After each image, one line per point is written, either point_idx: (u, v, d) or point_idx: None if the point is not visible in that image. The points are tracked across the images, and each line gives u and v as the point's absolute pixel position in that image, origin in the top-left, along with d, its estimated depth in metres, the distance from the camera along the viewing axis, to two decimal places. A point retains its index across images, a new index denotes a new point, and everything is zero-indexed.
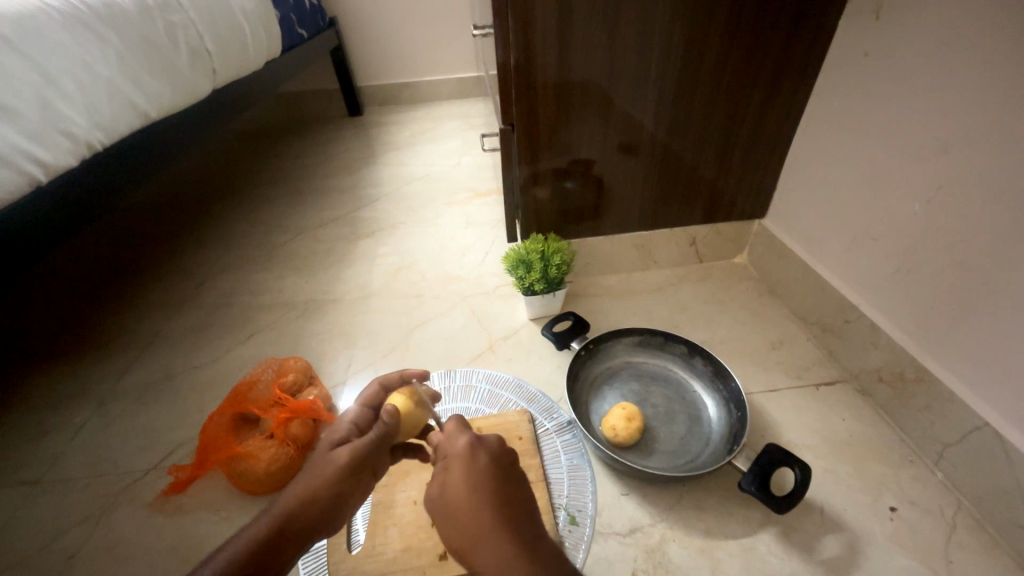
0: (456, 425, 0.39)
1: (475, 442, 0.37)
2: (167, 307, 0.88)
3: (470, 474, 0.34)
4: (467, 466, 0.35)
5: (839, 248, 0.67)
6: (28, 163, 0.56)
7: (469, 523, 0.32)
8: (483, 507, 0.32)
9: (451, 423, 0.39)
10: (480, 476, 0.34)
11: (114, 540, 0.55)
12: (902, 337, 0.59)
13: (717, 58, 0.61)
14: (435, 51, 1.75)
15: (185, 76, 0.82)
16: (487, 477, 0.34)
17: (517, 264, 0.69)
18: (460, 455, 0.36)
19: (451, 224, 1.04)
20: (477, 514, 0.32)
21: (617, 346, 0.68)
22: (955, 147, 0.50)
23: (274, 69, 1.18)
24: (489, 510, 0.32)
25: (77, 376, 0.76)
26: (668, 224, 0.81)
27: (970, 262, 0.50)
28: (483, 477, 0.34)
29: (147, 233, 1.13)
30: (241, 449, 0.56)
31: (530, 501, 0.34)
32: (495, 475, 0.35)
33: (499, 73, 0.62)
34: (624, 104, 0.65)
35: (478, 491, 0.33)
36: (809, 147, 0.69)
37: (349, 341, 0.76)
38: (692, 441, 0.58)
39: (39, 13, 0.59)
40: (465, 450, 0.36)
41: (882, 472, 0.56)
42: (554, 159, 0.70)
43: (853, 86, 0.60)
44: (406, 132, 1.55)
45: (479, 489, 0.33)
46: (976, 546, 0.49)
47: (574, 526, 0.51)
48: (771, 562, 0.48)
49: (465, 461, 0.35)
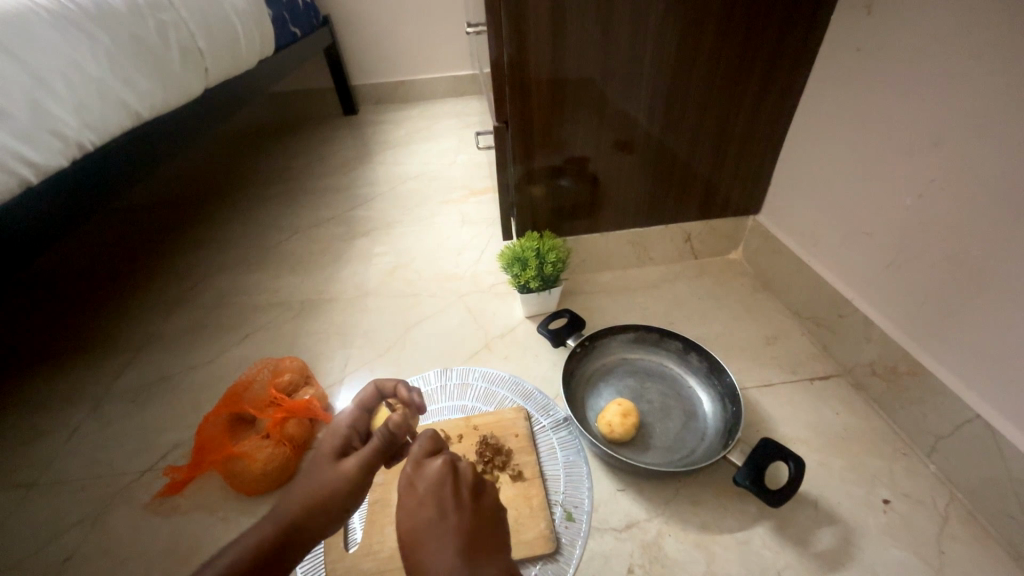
0: (421, 442, 0.38)
1: (415, 474, 0.36)
2: (161, 308, 0.88)
3: (406, 513, 0.34)
4: (405, 503, 0.35)
5: (833, 242, 0.67)
6: (19, 164, 0.56)
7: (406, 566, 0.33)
8: (416, 547, 0.33)
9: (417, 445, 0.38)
10: (414, 516, 0.34)
11: (110, 542, 0.55)
12: (896, 331, 0.59)
13: (711, 53, 0.61)
14: (430, 49, 1.74)
15: (177, 75, 0.82)
16: (421, 516, 0.34)
17: (513, 262, 0.69)
18: (401, 491, 0.36)
19: (447, 222, 1.04)
20: (412, 554, 0.33)
21: (613, 343, 0.68)
22: (948, 141, 0.50)
23: (267, 68, 1.18)
24: (420, 551, 0.32)
25: (71, 378, 0.76)
26: (663, 220, 0.81)
27: (962, 256, 0.50)
28: (418, 515, 0.34)
29: (141, 233, 1.12)
30: (237, 449, 0.56)
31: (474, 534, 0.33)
32: (431, 511, 0.34)
33: (493, 69, 0.62)
34: (618, 101, 0.65)
35: (413, 530, 0.33)
36: (803, 143, 0.69)
37: (345, 340, 0.76)
38: (688, 437, 0.59)
39: (26, 13, 0.59)
40: (404, 486, 0.36)
41: (875, 465, 0.56)
42: (549, 156, 0.70)
43: (846, 81, 0.60)
44: (402, 131, 1.55)
45: (413, 529, 0.33)
46: (968, 537, 0.50)
47: (571, 521, 0.51)
48: (766, 556, 0.49)
49: (404, 498, 0.35)
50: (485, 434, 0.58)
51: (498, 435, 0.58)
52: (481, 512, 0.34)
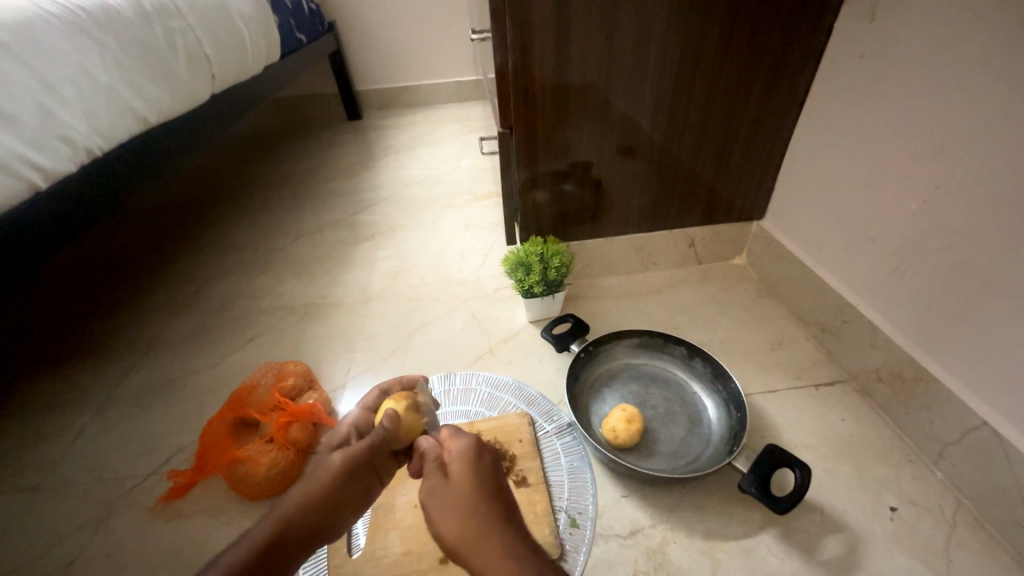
0: (451, 429, 0.39)
1: (479, 442, 0.38)
2: (165, 312, 0.88)
3: (475, 469, 0.36)
4: (472, 462, 0.36)
5: (837, 248, 0.67)
6: (28, 169, 0.56)
7: (471, 514, 0.33)
8: (486, 498, 0.34)
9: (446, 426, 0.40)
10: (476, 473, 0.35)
11: (114, 546, 0.55)
12: (901, 337, 0.59)
13: (714, 59, 0.62)
14: (434, 55, 1.75)
15: (183, 80, 0.82)
16: (493, 475, 0.36)
17: (516, 266, 0.69)
18: (466, 451, 0.37)
19: (450, 226, 1.04)
20: (482, 505, 0.33)
21: (616, 348, 0.68)
22: (951, 147, 0.50)
23: (273, 74, 1.19)
24: (491, 503, 0.33)
25: (75, 381, 0.76)
26: (666, 225, 0.81)
27: (967, 262, 0.50)
28: (490, 473, 0.35)
29: (145, 237, 1.13)
30: (242, 453, 0.56)
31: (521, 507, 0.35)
32: (500, 474, 0.36)
33: (497, 75, 0.62)
34: (622, 107, 0.65)
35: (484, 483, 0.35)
36: (806, 148, 0.69)
37: (349, 344, 0.77)
38: (692, 443, 0.58)
39: (37, 20, 0.60)
40: (470, 447, 0.37)
41: (881, 472, 0.56)
42: (553, 161, 0.71)
43: (849, 87, 0.61)
44: (405, 135, 1.56)
45: (486, 482, 0.35)
46: (976, 545, 0.50)
47: (575, 528, 0.51)
48: (772, 563, 0.48)
49: (470, 458, 0.36)
50: (489, 440, 0.57)
51: (503, 440, 0.58)
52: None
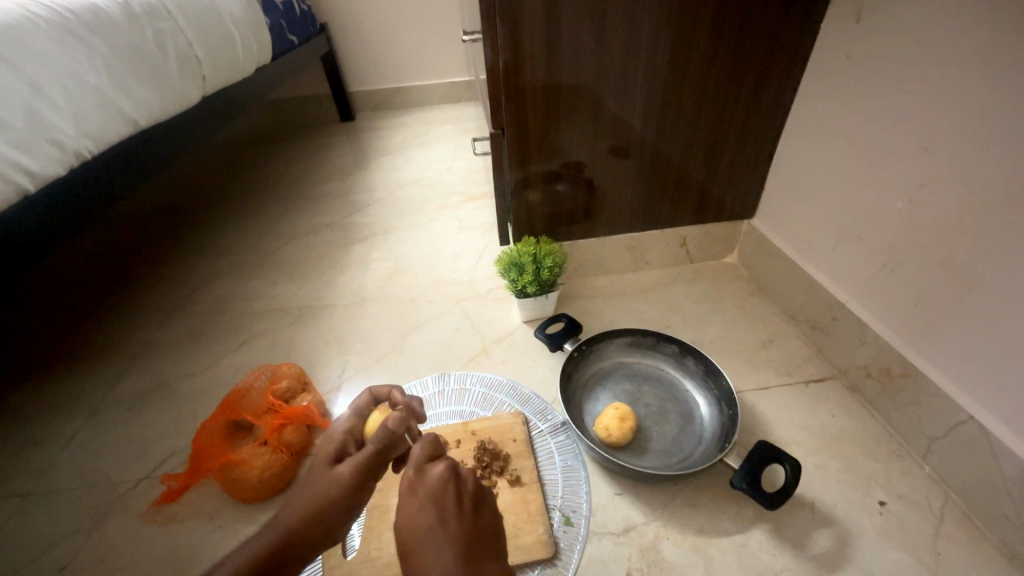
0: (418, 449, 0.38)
1: (417, 477, 0.36)
2: (158, 315, 0.88)
3: (406, 517, 0.35)
4: (406, 508, 0.35)
5: (826, 247, 0.68)
6: (16, 172, 0.56)
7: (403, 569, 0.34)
8: (416, 550, 0.33)
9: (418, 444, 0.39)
10: (413, 520, 0.34)
11: (106, 551, 0.54)
12: (889, 334, 0.60)
13: (704, 59, 0.62)
14: (427, 56, 1.75)
15: (173, 83, 0.82)
16: (421, 521, 0.34)
17: (509, 267, 0.70)
18: (402, 494, 0.36)
19: (444, 227, 1.04)
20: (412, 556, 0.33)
21: (609, 347, 0.69)
22: (936, 145, 0.51)
23: (265, 76, 1.18)
24: (420, 554, 0.33)
25: (68, 386, 0.75)
26: (658, 225, 0.81)
27: (952, 258, 0.51)
28: (419, 520, 0.34)
29: (137, 241, 1.12)
30: (234, 457, 0.56)
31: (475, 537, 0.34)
32: (431, 517, 0.34)
33: (489, 76, 0.62)
34: (612, 107, 0.66)
35: (414, 532, 0.34)
36: (795, 147, 0.70)
37: (343, 346, 0.77)
38: (685, 440, 0.59)
39: (25, 23, 0.59)
40: (405, 489, 0.36)
41: (871, 466, 0.57)
42: (545, 162, 0.71)
43: (837, 86, 0.61)
44: (399, 137, 1.56)
45: (414, 532, 0.34)
46: (963, 538, 0.50)
47: (569, 526, 0.51)
48: (764, 558, 0.49)
49: (404, 503, 0.36)
50: (484, 439, 0.58)
51: (497, 440, 0.58)
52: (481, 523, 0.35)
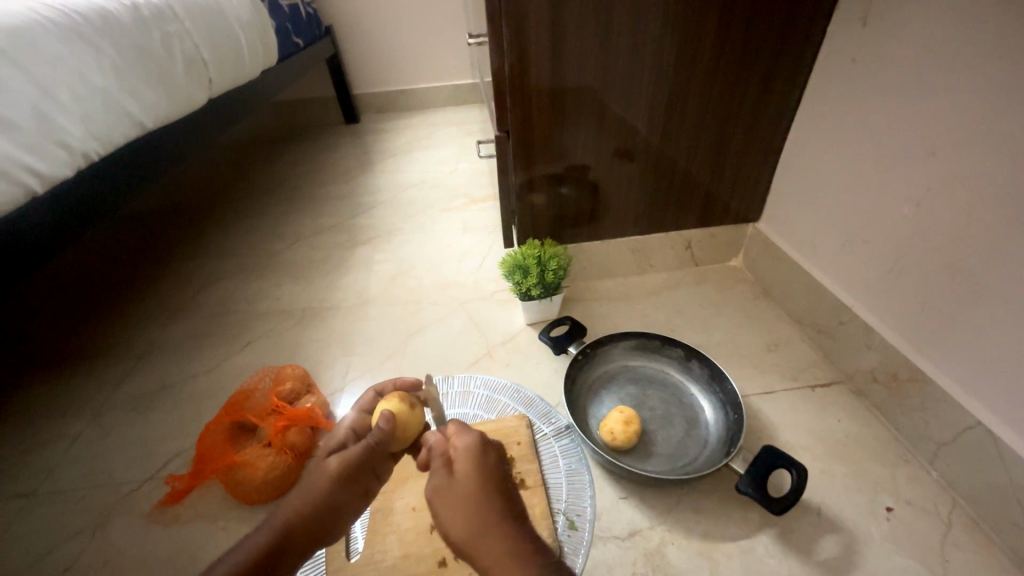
0: (457, 424, 0.40)
1: (484, 439, 0.39)
2: (163, 316, 0.88)
3: (476, 472, 0.36)
4: (473, 461, 0.36)
5: (832, 250, 0.68)
6: (24, 174, 0.56)
7: (471, 519, 0.33)
8: (488, 500, 0.34)
9: (452, 421, 0.41)
10: (485, 473, 0.36)
11: (110, 551, 0.54)
12: (896, 338, 0.59)
13: (709, 62, 0.62)
14: (431, 59, 1.76)
15: (180, 85, 0.82)
16: (493, 476, 0.36)
17: (514, 269, 0.70)
18: (470, 449, 0.37)
19: (447, 230, 1.05)
20: (482, 506, 0.34)
21: (613, 350, 0.69)
22: (943, 150, 0.51)
23: (270, 79, 1.19)
24: (493, 505, 0.34)
25: (73, 386, 0.76)
26: (663, 228, 0.81)
27: (960, 263, 0.51)
28: (491, 471, 0.36)
29: (143, 242, 1.12)
30: (239, 458, 0.56)
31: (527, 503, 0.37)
32: (501, 472, 0.37)
33: (494, 79, 0.62)
34: (617, 110, 0.66)
35: (488, 484, 0.35)
36: (801, 151, 0.70)
37: (347, 347, 0.77)
38: (690, 444, 0.59)
39: (34, 25, 0.60)
40: (474, 446, 0.37)
41: (878, 472, 0.56)
42: (550, 164, 0.71)
43: (843, 90, 0.61)
44: (403, 139, 1.56)
45: (488, 482, 0.35)
46: (971, 544, 0.50)
47: (573, 530, 0.50)
48: (770, 564, 0.49)
49: (472, 460, 0.36)
50: None
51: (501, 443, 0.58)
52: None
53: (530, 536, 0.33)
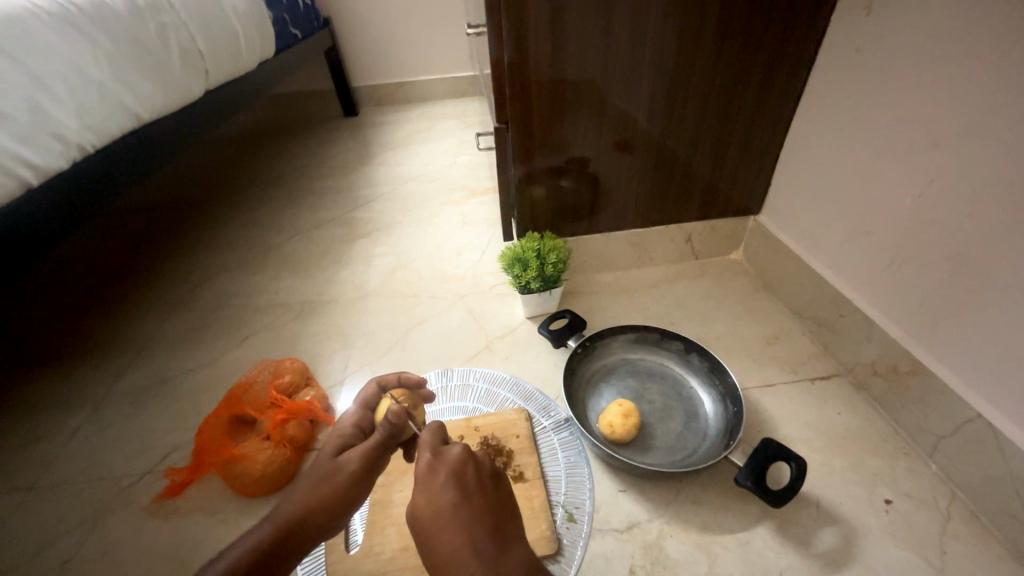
0: (430, 435, 0.40)
1: (436, 459, 0.38)
2: (161, 310, 0.88)
3: (427, 498, 0.36)
4: (427, 487, 0.36)
5: (833, 243, 0.67)
6: (20, 166, 0.56)
7: (429, 549, 0.34)
8: (439, 529, 0.34)
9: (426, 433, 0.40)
10: (433, 500, 0.35)
11: (109, 544, 0.54)
12: (898, 331, 0.59)
13: (711, 52, 0.61)
14: (432, 51, 1.75)
15: (176, 77, 0.81)
16: (444, 499, 0.35)
17: (513, 263, 0.69)
18: (422, 477, 0.37)
19: (447, 223, 1.04)
20: (434, 536, 0.34)
21: (613, 343, 0.68)
22: (947, 141, 0.50)
23: (267, 71, 1.18)
24: (444, 534, 0.34)
25: (70, 380, 0.76)
26: (663, 221, 0.81)
27: (963, 255, 0.50)
28: (442, 497, 0.35)
29: (140, 235, 1.12)
30: (237, 452, 0.55)
31: (500, 513, 0.36)
32: (455, 493, 0.36)
33: (493, 71, 0.62)
34: (617, 103, 0.65)
35: (440, 511, 0.35)
36: (803, 143, 0.69)
37: (346, 341, 0.76)
38: (689, 437, 0.59)
39: (26, 15, 0.59)
40: (426, 469, 0.37)
41: (877, 464, 0.56)
42: (549, 157, 0.71)
43: (846, 81, 0.60)
44: (402, 131, 1.55)
45: (438, 512, 0.35)
46: (969, 537, 0.50)
47: (572, 523, 0.51)
48: (768, 556, 0.49)
49: (423, 485, 0.36)
50: (486, 435, 0.58)
51: (500, 436, 0.58)
52: (500, 495, 0.37)
53: (488, 560, 0.33)
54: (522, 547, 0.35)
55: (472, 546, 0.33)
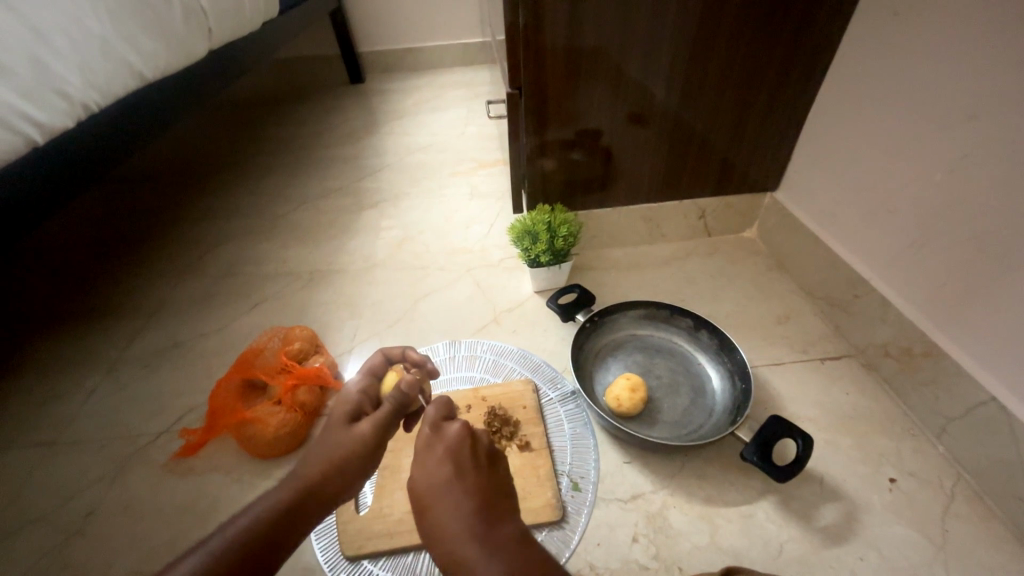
0: (439, 407, 0.41)
1: (435, 434, 0.39)
2: (170, 276, 0.88)
3: (423, 472, 0.36)
4: (423, 462, 0.37)
5: (853, 221, 0.65)
6: (25, 123, 0.55)
7: (423, 521, 0.35)
8: (432, 502, 0.35)
9: (433, 406, 0.41)
10: (428, 474, 0.36)
11: (128, 500, 0.56)
12: (913, 312, 0.58)
13: (737, 16, 0.58)
14: (441, 16, 1.68)
15: (178, 34, 0.78)
16: (438, 474, 0.36)
17: (523, 236, 0.68)
18: (421, 451, 0.38)
19: (455, 195, 1.02)
20: (427, 509, 0.35)
21: (622, 319, 0.68)
22: (986, 113, 0.47)
23: (270, 33, 1.14)
24: (437, 507, 0.34)
25: (83, 343, 0.77)
26: (677, 196, 0.79)
27: (991, 235, 0.48)
28: (436, 472, 0.36)
29: (146, 201, 1.11)
30: (250, 415, 0.56)
31: (494, 491, 0.36)
32: (449, 469, 0.36)
33: (508, 33, 0.59)
34: (634, 73, 0.62)
35: (433, 485, 0.35)
36: (828, 115, 0.66)
37: (354, 311, 0.77)
38: (695, 413, 0.59)
39: None
40: (425, 443, 0.38)
41: (883, 444, 0.56)
42: (563, 128, 0.68)
43: (879, 48, 0.57)
44: (410, 100, 1.51)
45: (432, 486, 0.35)
46: (973, 516, 0.50)
47: (577, 491, 0.52)
48: (769, 529, 0.50)
49: (421, 460, 0.37)
50: (494, 405, 0.58)
51: (507, 407, 0.58)
52: (496, 474, 0.37)
53: (476, 535, 0.32)
54: (514, 524, 0.34)
55: (461, 520, 0.33)
